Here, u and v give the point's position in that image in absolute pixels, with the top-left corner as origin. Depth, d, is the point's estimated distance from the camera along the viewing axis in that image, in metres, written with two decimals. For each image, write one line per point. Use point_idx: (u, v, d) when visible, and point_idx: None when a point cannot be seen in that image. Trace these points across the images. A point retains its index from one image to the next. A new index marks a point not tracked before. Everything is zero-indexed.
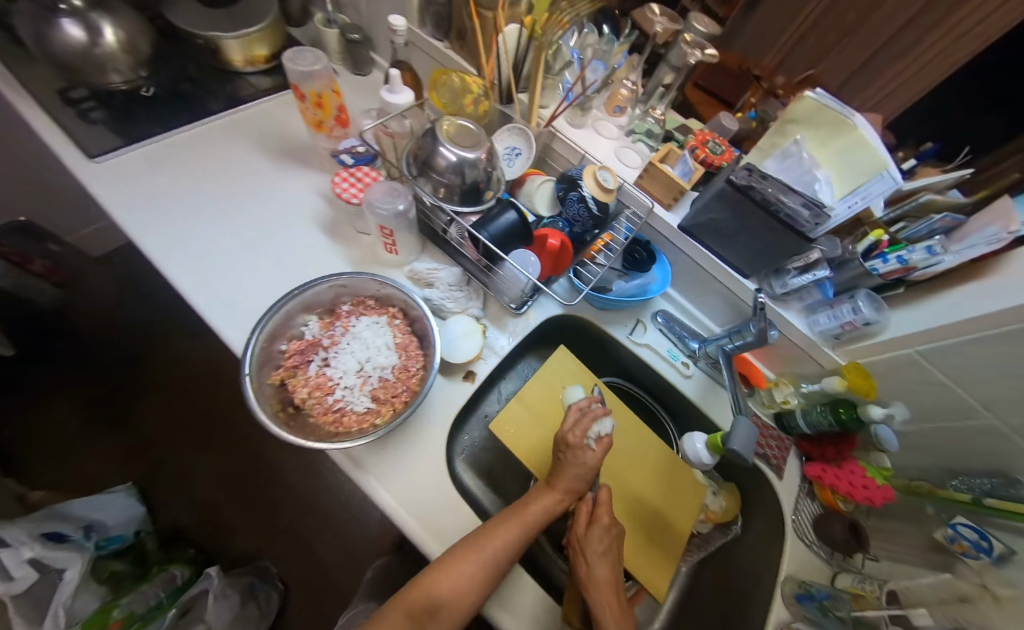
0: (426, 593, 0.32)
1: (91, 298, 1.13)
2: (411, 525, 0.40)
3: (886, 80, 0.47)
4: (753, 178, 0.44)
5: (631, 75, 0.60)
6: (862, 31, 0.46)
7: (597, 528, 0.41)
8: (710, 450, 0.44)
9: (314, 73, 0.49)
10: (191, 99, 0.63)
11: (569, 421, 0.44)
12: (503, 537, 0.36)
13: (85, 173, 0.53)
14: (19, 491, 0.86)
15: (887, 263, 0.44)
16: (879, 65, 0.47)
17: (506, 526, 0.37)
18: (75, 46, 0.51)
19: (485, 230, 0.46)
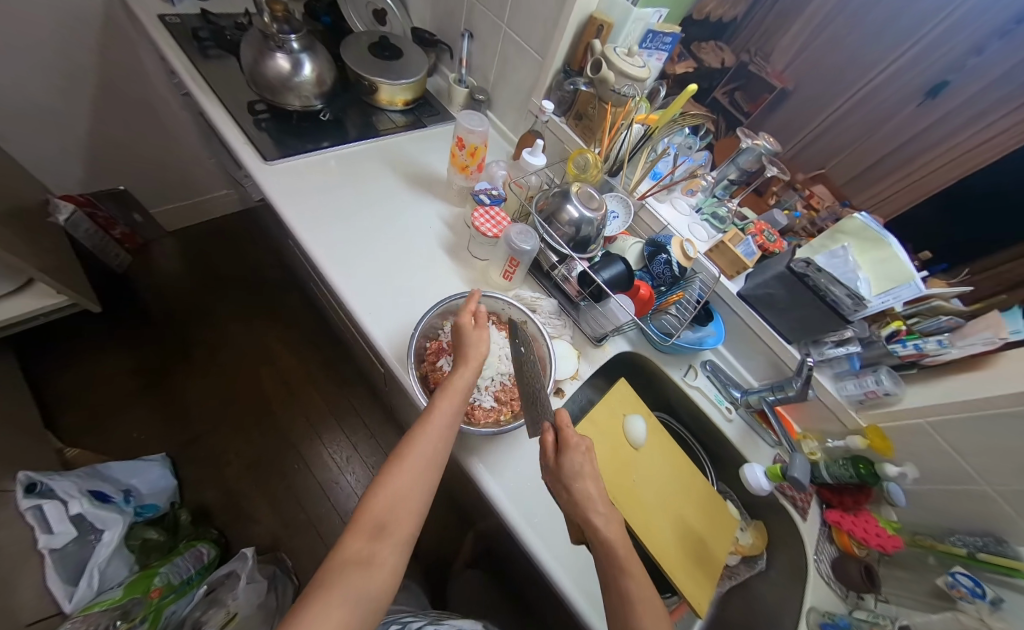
0: (379, 497, 0.32)
1: (156, 267, 1.19)
2: (517, 515, 0.47)
3: (885, 185, 0.64)
4: (809, 269, 0.57)
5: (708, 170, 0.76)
6: (872, 140, 0.64)
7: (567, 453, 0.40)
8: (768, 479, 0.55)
9: (477, 131, 0.62)
10: (342, 125, 0.76)
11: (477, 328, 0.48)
12: (436, 427, 0.37)
13: (260, 172, 0.64)
14: (58, 445, 0.87)
15: (905, 347, 0.56)
16: (883, 169, 0.64)
17: (439, 415, 0.38)
18: (280, 74, 0.63)
19: (600, 274, 0.59)
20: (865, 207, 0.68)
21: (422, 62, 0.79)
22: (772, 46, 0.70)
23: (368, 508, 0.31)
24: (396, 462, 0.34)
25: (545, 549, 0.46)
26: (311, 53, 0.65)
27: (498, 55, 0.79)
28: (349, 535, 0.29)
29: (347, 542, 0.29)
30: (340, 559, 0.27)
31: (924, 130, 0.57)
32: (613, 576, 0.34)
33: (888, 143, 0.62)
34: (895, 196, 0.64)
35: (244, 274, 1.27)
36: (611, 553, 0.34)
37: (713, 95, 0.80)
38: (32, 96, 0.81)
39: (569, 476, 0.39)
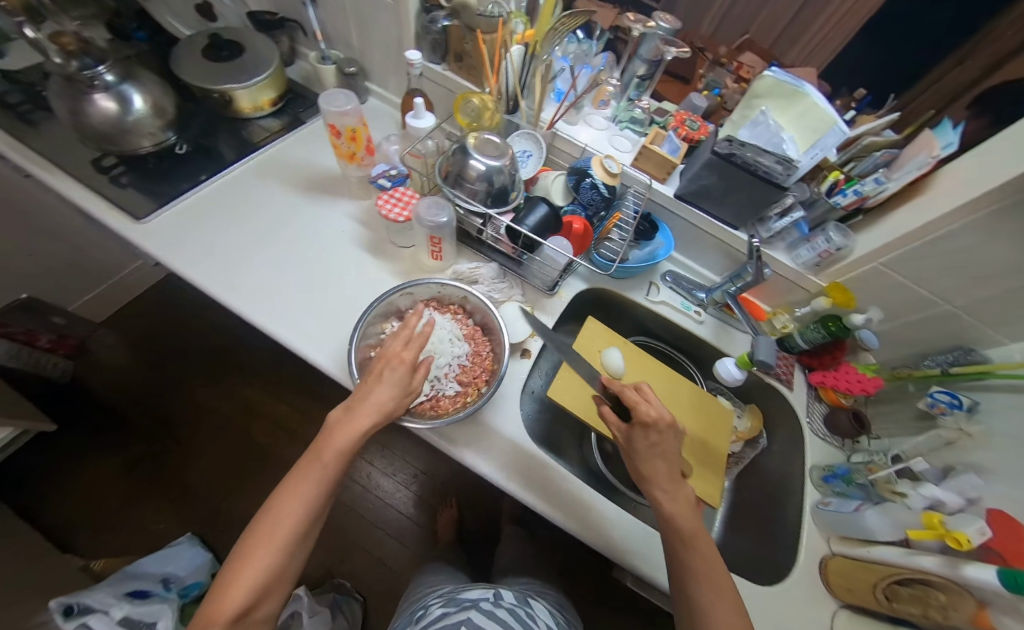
0: (237, 587, 0.31)
1: (102, 363, 1.12)
2: (515, 482, 0.48)
3: (812, 35, 0.60)
4: (733, 146, 0.54)
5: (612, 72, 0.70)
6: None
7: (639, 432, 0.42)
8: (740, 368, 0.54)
9: (347, 112, 0.55)
10: (210, 151, 0.67)
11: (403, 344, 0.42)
12: (306, 493, 0.36)
13: (135, 235, 0.57)
14: (81, 562, 0.87)
15: (847, 197, 0.55)
16: (803, 20, 0.59)
17: (312, 475, 0.37)
18: (110, 118, 0.54)
19: (524, 224, 0.54)
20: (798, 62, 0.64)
21: (272, 50, 0.69)
22: None
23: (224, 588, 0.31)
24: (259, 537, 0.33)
25: (553, 505, 0.47)
26: (134, 81, 0.56)
27: (351, 15, 0.69)
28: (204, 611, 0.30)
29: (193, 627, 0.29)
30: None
31: None
32: (678, 550, 0.38)
33: None
34: (823, 44, 0.60)
35: (196, 339, 1.21)
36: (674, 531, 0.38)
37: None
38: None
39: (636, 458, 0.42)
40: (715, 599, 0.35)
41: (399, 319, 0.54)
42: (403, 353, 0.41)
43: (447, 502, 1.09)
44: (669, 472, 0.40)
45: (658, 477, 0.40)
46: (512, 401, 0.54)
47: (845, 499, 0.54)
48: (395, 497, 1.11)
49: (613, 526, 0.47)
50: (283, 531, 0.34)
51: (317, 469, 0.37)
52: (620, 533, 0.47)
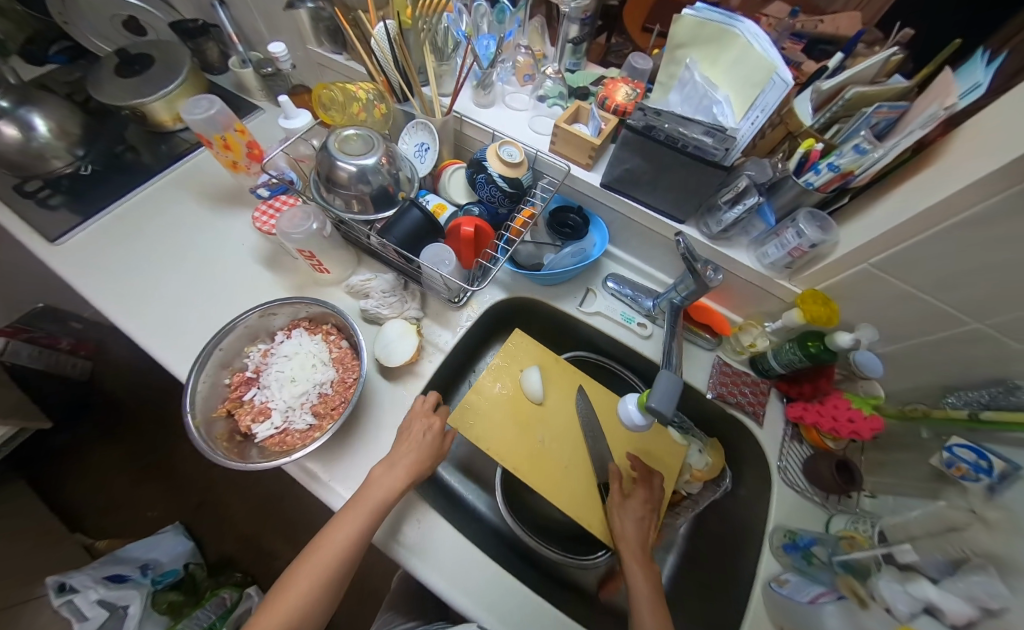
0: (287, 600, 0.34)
1: (116, 364, 1.25)
2: (383, 532, 0.43)
3: None
4: (648, 116, 0.41)
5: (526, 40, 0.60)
6: None
7: (633, 501, 0.48)
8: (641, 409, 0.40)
9: (213, 118, 0.50)
10: (129, 166, 0.67)
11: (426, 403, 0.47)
12: (352, 529, 0.37)
13: (47, 254, 0.59)
14: (87, 542, 0.98)
15: (820, 174, 0.39)
16: None
17: (356, 511, 0.38)
18: (13, 142, 0.55)
19: (392, 234, 0.46)
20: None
21: (184, 57, 0.67)
22: None
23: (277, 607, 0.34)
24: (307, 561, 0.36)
25: (420, 561, 0.42)
26: (33, 105, 0.57)
27: (256, 8, 0.65)
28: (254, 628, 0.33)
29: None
30: None
31: None
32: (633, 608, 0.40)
33: None
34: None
35: None
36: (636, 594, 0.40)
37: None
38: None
39: (620, 521, 0.46)
40: None
41: (266, 340, 0.50)
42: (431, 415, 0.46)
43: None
44: (641, 550, 0.44)
45: (631, 544, 0.44)
46: (382, 434, 0.48)
47: (806, 581, 0.41)
48: None
49: (481, 587, 0.41)
50: (328, 564, 0.36)
51: (361, 513, 0.38)
52: (490, 597, 0.41)
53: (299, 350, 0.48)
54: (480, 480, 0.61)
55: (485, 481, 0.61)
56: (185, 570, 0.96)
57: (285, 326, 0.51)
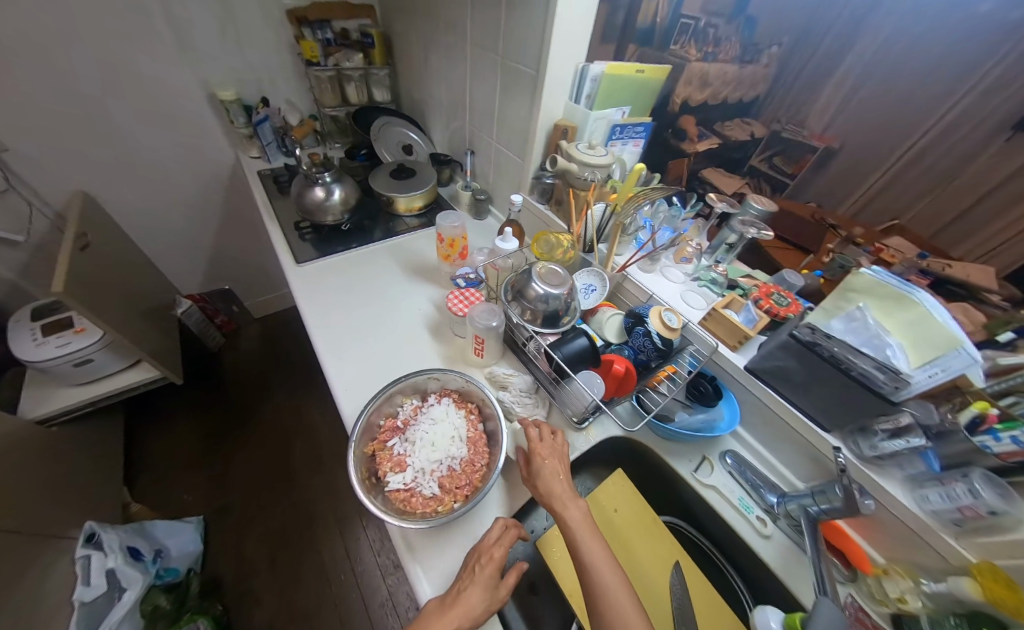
0: None
1: (239, 347, 1.47)
2: None
3: (990, 232, 0.49)
4: (817, 335, 0.48)
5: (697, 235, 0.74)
6: (950, 189, 0.50)
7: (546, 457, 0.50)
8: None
9: (455, 226, 0.70)
10: (363, 230, 0.92)
11: (495, 533, 0.44)
12: None
13: (291, 271, 0.79)
14: (127, 500, 1.02)
15: (1000, 442, 0.40)
16: (981, 217, 0.49)
17: None
18: (317, 201, 0.82)
19: (560, 350, 0.55)
20: (974, 258, 0.51)
21: (433, 177, 0.97)
22: (806, 111, 0.65)
23: None
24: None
25: None
26: (340, 183, 0.85)
27: (494, 165, 0.94)
28: None
29: None
30: None
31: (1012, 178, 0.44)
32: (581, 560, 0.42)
33: (976, 188, 0.48)
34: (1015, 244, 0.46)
35: (304, 353, 1.51)
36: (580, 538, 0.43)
37: (749, 162, 0.78)
38: (175, 227, 1.21)
39: (538, 476, 0.49)
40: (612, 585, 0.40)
41: (419, 397, 0.58)
42: (494, 550, 0.42)
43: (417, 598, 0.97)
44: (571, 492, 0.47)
45: (561, 494, 0.46)
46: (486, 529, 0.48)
47: None
48: (368, 580, 1.02)
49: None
50: None
51: None
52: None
53: (444, 420, 0.54)
54: (537, 628, 0.55)
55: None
56: (183, 575, 0.93)
57: (437, 391, 0.59)
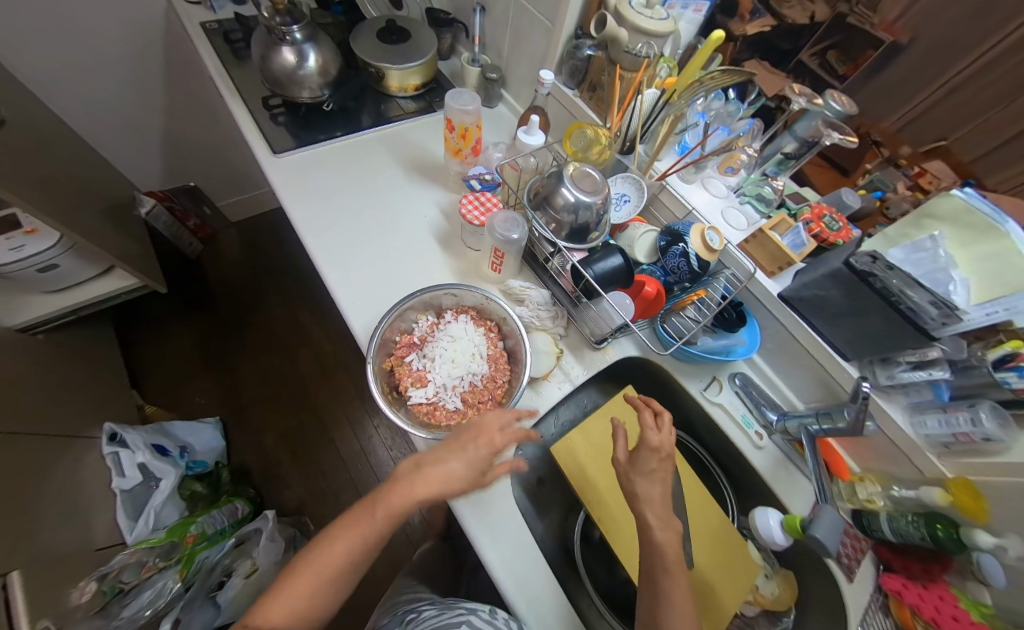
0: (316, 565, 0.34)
1: (220, 254, 1.36)
2: (482, 541, 0.44)
3: None
4: (877, 266, 0.44)
5: (753, 141, 0.62)
6: (1009, 109, 0.46)
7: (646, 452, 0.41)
8: (786, 529, 0.43)
9: (468, 111, 0.57)
10: (350, 114, 0.76)
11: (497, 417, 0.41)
12: (377, 519, 0.36)
13: (269, 164, 0.67)
14: (140, 402, 1.05)
15: (1022, 379, 0.39)
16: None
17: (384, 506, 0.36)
18: (287, 68, 0.64)
19: (591, 268, 0.49)
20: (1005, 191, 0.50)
21: (432, 44, 0.76)
22: None
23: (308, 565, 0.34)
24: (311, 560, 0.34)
25: (500, 563, 0.43)
26: (314, 43, 0.66)
27: (511, 26, 0.73)
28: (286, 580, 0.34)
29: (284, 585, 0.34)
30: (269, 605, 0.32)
31: None
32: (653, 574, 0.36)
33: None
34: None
35: (292, 262, 1.42)
36: (655, 550, 0.37)
37: (798, 57, 0.67)
38: (109, 104, 0.98)
39: (635, 471, 0.41)
40: (678, 619, 0.33)
41: (434, 313, 0.55)
42: (494, 436, 0.39)
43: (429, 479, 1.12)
44: (663, 500, 0.39)
45: (655, 501, 0.39)
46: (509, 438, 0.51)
47: None
48: (382, 470, 1.15)
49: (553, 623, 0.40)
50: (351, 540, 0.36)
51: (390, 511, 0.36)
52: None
53: (463, 340, 0.52)
54: (544, 512, 0.62)
55: (547, 515, 0.63)
56: (212, 465, 1.01)
57: (453, 307, 0.55)
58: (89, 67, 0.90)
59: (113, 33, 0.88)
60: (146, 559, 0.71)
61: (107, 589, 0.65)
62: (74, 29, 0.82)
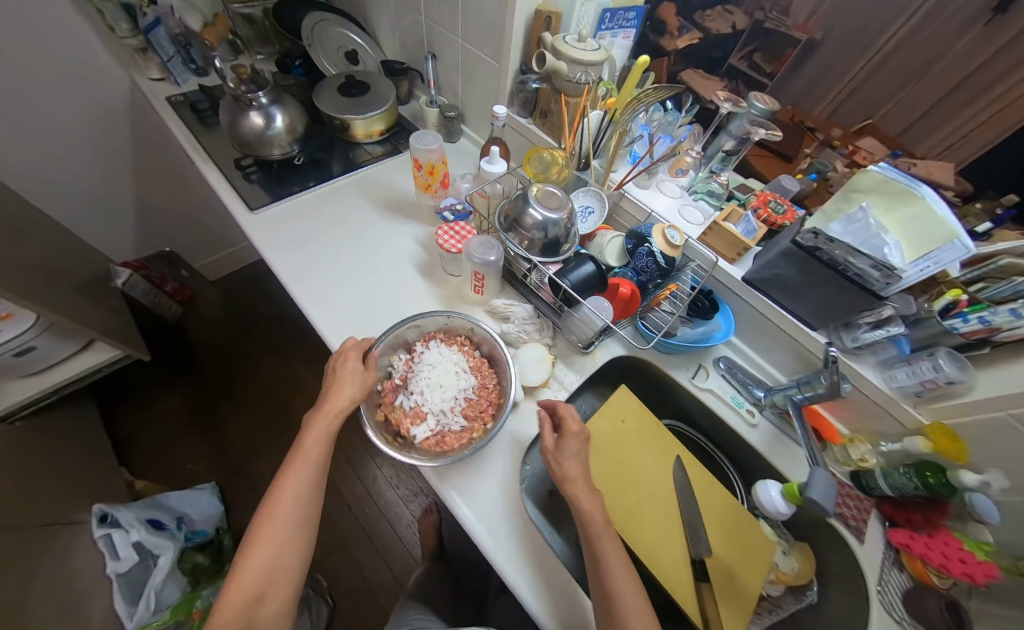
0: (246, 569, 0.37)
1: (200, 314, 1.35)
2: (504, 563, 0.44)
3: (949, 129, 0.54)
4: (819, 240, 0.48)
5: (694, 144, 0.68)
6: (924, 81, 0.54)
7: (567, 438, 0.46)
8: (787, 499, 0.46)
9: (432, 149, 0.61)
10: (321, 165, 0.79)
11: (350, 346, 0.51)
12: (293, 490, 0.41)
13: (246, 220, 0.69)
14: (129, 478, 1.00)
15: (967, 322, 0.44)
16: (944, 111, 0.54)
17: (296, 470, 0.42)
18: (256, 129, 0.67)
19: (567, 278, 0.53)
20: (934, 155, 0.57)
21: (391, 92, 0.81)
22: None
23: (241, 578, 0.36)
24: (259, 533, 0.38)
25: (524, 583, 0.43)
26: (280, 104, 0.69)
27: (462, 69, 0.79)
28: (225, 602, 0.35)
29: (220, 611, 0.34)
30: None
31: (976, 69, 0.49)
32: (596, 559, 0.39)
33: (941, 81, 0.52)
34: (966, 138, 0.53)
35: (276, 313, 1.42)
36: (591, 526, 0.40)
37: (728, 63, 0.76)
38: (79, 181, 0.99)
39: (561, 456, 0.45)
40: (623, 586, 0.37)
41: (405, 350, 0.56)
42: (349, 354, 0.49)
43: (429, 508, 1.11)
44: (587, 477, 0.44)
45: (577, 480, 0.43)
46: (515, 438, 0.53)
47: None
48: (392, 510, 1.12)
49: (570, 613, 0.41)
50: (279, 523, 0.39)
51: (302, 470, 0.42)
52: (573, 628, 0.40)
53: (439, 361, 0.54)
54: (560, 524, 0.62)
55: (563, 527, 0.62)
56: (213, 533, 0.97)
57: (422, 338, 0.57)
58: (57, 150, 0.91)
59: (80, 114, 0.90)
60: None
61: None
62: (42, 117, 0.84)
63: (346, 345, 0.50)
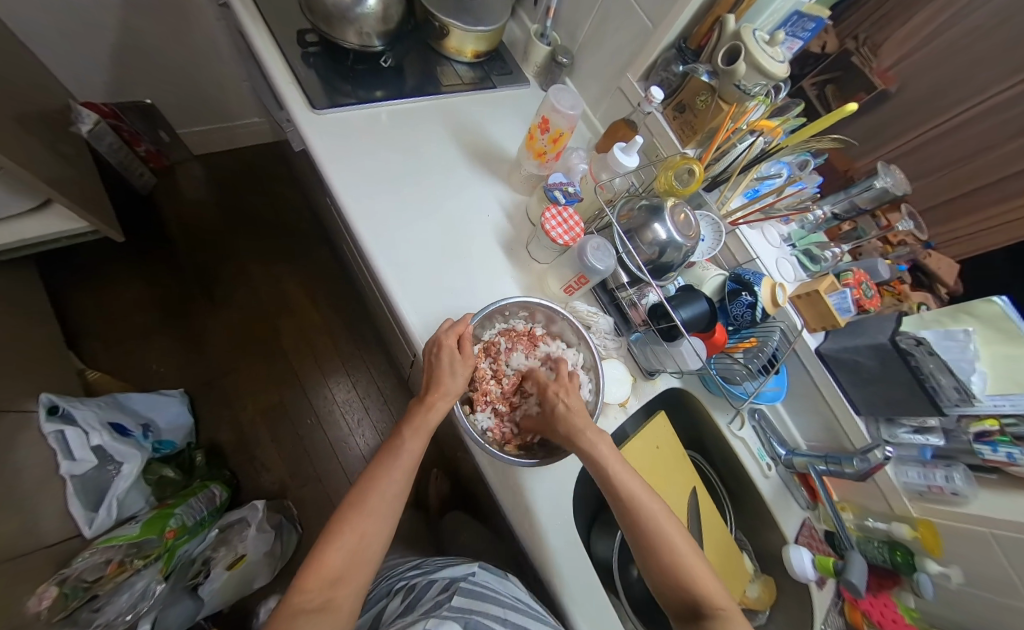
0: (333, 548, 0.31)
1: (182, 195, 1.16)
2: (559, 585, 0.42)
3: (968, 223, 0.62)
4: (918, 349, 0.49)
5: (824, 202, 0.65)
6: (971, 166, 0.58)
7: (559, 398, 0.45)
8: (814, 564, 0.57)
9: (567, 115, 0.53)
10: (401, 74, 0.66)
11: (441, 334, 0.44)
12: (393, 470, 0.37)
13: (305, 118, 0.55)
14: (79, 366, 0.88)
15: (994, 452, 0.47)
16: (967, 205, 0.61)
17: (394, 451, 0.39)
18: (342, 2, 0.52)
19: (681, 310, 0.50)
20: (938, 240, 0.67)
21: (505, 6, 0.66)
22: (884, 35, 0.59)
23: (324, 553, 0.30)
24: (353, 509, 0.33)
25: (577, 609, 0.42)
26: None
27: (596, 12, 0.65)
28: (300, 581, 0.28)
29: (298, 586, 0.28)
30: (290, 608, 0.26)
31: (1011, 177, 0.54)
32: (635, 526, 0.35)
33: (979, 178, 0.58)
34: (967, 240, 0.63)
35: (271, 214, 1.24)
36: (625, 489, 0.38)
37: (799, 83, 0.69)
38: None
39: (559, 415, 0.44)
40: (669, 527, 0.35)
41: (483, 346, 0.52)
42: (444, 339, 0.43)
43: None
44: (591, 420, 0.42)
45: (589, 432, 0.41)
46: None
47: None
48: None
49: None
50: (374, 504, 0.34)
51: (402, 454, 0.39)
52: None
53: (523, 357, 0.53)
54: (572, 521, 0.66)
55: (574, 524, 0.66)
56: (180, 445, 0.89)
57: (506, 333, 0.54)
58: None
59: None
60: (113, 557, 0.61)
61: (67, 593, 0.54)
62: None
63: (439, 331, 0.44)
